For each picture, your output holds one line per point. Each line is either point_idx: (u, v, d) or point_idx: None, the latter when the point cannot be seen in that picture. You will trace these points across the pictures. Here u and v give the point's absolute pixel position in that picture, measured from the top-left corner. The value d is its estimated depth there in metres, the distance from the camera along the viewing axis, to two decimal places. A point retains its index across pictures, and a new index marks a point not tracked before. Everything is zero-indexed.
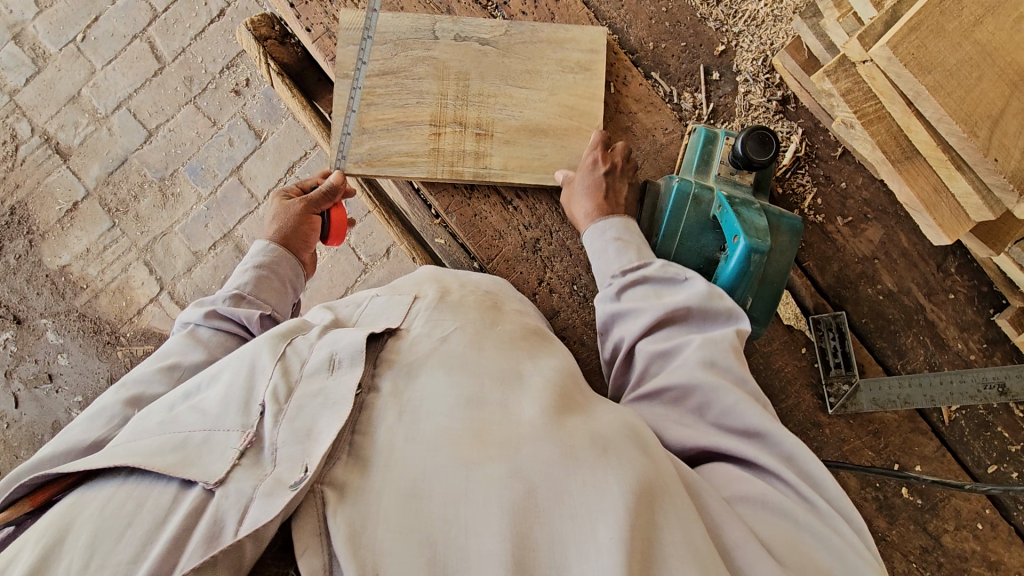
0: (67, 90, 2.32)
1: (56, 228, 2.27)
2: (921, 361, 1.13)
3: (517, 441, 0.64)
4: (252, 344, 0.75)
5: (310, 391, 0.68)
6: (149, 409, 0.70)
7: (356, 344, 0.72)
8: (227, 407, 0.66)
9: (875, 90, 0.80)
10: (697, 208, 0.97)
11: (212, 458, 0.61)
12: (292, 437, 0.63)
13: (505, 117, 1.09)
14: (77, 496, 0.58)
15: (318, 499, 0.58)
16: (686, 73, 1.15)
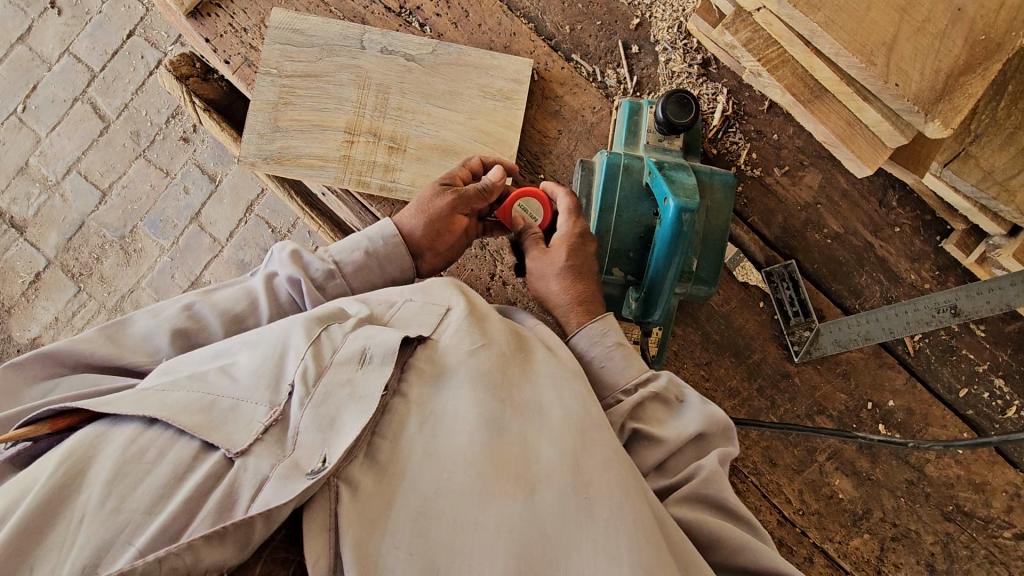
0: (15, 163, 2.31)
1: (23, 302, 2.25)
2: (878, 297, 1.15)
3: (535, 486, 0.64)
4: (290, 320, 0.74)
5: (339, 380, 0.68)
6: (180, 361, 0.72)
7: (388, 342, 0.70)
8: (259, 378, 0.67)
9: (774, 35, 0.81)
10: (629, 177, 0.98)
11: (236, 426, 0.62)
12: (315, 424, 0.64)
13: (420, 133, 1.10)
14: (100, 432, 0.59)
15: (331, 495, 0.60)
16: (606, 51, 1.17)
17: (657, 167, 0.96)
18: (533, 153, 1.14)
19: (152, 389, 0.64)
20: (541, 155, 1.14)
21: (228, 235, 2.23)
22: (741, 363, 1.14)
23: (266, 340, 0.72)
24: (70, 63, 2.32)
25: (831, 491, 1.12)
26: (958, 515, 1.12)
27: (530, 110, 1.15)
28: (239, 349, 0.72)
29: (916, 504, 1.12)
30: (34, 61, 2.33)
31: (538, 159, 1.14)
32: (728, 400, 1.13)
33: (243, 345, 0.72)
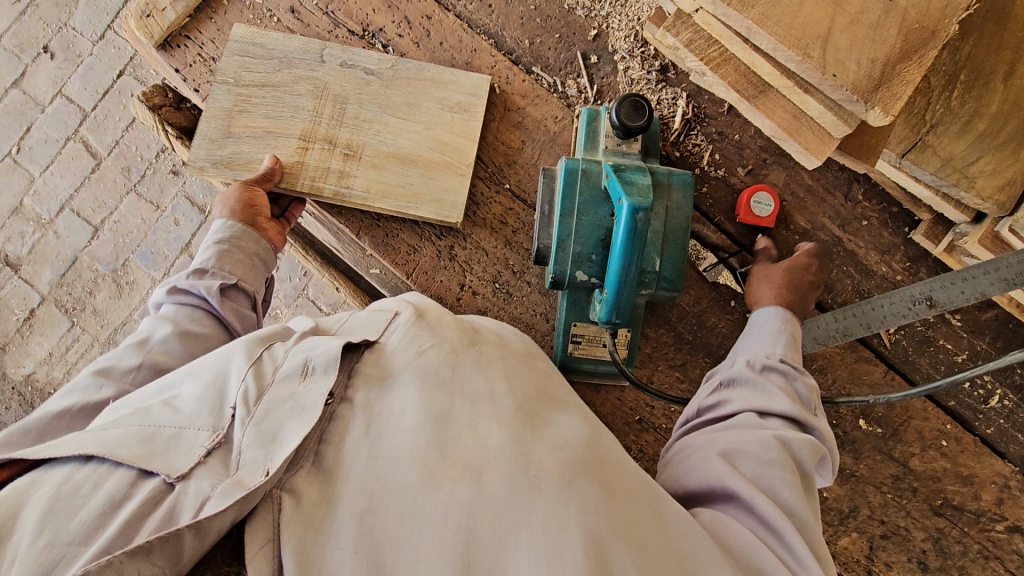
0: (9, 203, 2.36)
1: (17, 339, 2.28)
2: (850, 291, 1.15)
3: (481, 468, 0.62)
4: (230, 347, 0.75)
5: (281, 395, 0.66)
6: (125, 401, 0.70)
7: (330, 352, 0.70)
8: (200, 406, 0.66)
9: (714, 35, 0.83)
10: (588, 181, 0.99)
11: (178, 453, 0.60)
12: (258, 440, 0.62)
13: (376, 142, 1.12)
14: (34, 476, 0.56)
15: (274, 504, 0.58)
16: (565, 62, 1.19)
17: (614, 169, 0.96)
18: (498, 164, 1.16)
19: (90, 428, 0.62)
20: (506, 166, 1.16)
21: None
22: (716, 363, 1.13)
23: (207, 368, 0.71)
24: (62, 105, 2.39)
25: None
26: (947, 510, 1.10)
27: (492, 123, 1.17)
28: (182, 381, 0.71)
29: (904, 499, 1.10)
30: (27, 104, 2.40)
31: (503, 170, 1.16)
32: None
33: (186, 377, 0.71)
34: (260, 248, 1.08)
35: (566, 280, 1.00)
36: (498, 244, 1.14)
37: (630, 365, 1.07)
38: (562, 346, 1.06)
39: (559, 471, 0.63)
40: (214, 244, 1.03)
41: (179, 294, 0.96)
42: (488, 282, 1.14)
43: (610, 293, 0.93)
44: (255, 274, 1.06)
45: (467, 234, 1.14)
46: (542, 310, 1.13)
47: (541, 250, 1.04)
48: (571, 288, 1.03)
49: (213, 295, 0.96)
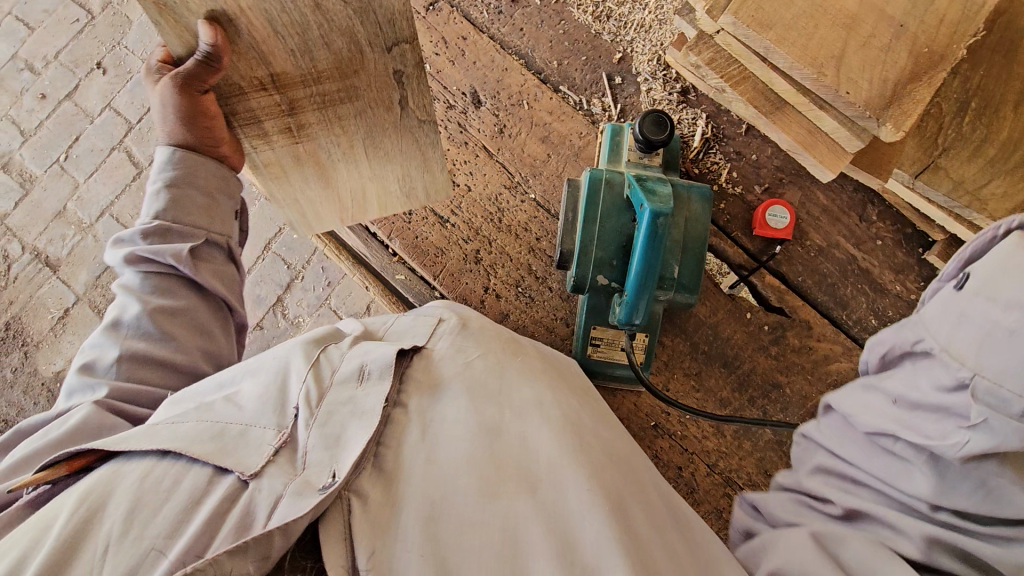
0: (53, 207, 2.48)
1: (49, 337, 2.36)
2: (864, 309, 1.17)
3: (535, 483, 0.61)
4: (287, 347, 0.73)
5: (341, 398, 0.64)
6: (185, 394, 0.69)
7: (387, 356, 0.68)
8: (263, 403, 0.64)
9: (735, 55, 0.89)
10: (610, 190, 1.04)
11: (247, 450, 0.60)
12: (322, 441, 0.61)
13: (338, 163, 1.00)
14: (116, 467, 0.56)
15: (344, 505, 0.57)
16: (590, 83, 1.25)
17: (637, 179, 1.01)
18: (525, 175, 1.22)
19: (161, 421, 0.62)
20: (532, 177, 1.22)
21: None
22: (731, 374, 1.16)
23: (267, 366, 0.70)
24: (110, 117, 2.53)
25: None
26: None
27: (520, 136, 1.24)
28: (241, 376, 0.70)
29: None
30: (78, 115, 2.55)
31: (529, 181, 1.22)
32: (719, 410, 1.15)
33: (245, 373, 0.70)
34: (217, 178, 0.89)
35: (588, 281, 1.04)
36: (522, 250, 1.19)
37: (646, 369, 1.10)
38: (582, 349, 1.10)
39: (609, 491, 0.62)
40: (163, 188, 0.86)
41: (142, 264, 0.84)
42: (511, 286, 1.18)
43: (631, 295, 0.97)
44: (220, 220, 0.91)
45: (493, 240, 1.20)
46: (562, 315, 1.17)
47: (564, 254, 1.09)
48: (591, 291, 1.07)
49: (182, 264, 0.84)
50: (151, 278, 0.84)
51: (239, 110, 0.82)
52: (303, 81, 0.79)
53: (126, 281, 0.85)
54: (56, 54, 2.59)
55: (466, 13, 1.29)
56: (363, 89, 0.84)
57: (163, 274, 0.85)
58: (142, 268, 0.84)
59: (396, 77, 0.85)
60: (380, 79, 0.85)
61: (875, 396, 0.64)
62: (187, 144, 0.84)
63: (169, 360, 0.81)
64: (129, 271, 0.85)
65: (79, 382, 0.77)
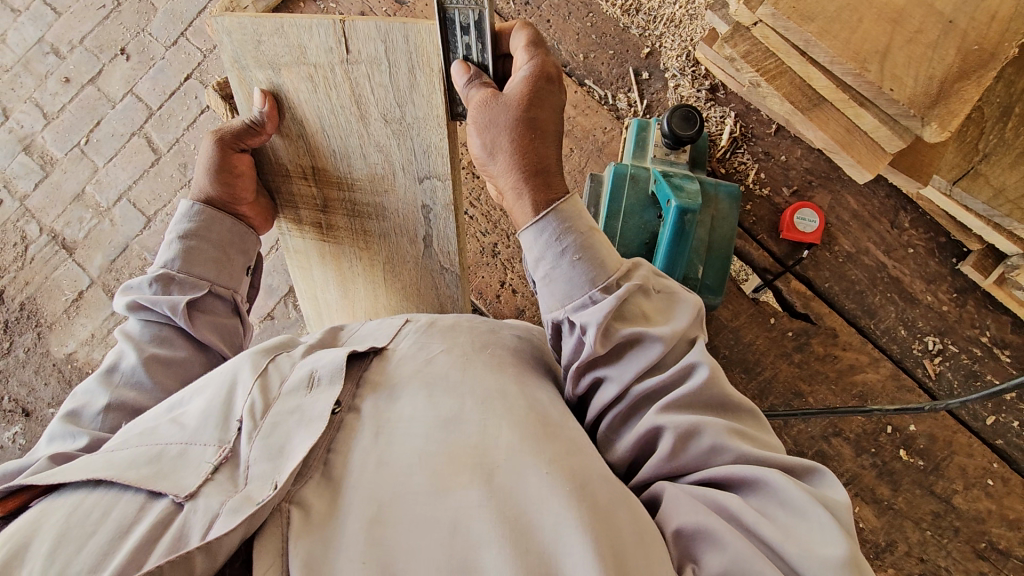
0: (72, 189, 2.50)
1: (63, 319, 2.37)
2: (893, 318, 1.13)
3: (490, 472, 0.53)
4: (237, 358, 0.67)
5: (287, 407, 0.59)
6: (132, 422, 0.64)
7: (336, 361, 0.62)
8: (205, 420, 0.59)
9: (772, 48, 0.86)
10: (635, 186, 1.01)
11: (185, 471, 0.54)
12: (265, 454, 0.55)
13: (351, 258, 1.03)
14: (45, 505, 0.51)
15: (283, 518, 0.51)
16: (617, 77, 1.23)
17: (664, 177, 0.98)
18: None
19: (99, 452, 0.57)
20: None
21: None
22: (751, 380, 1.12)
23: (214, 381, 0.64)
24: (131, 103, 2.54)
25: None
26: (992, 554, 1.04)
27: None
28: (189, 397, 0.64)
29: (944, 538, 1.05)
30: (100, 99, 2.56)
31: None
32: None
33: (191, 392, 0.64)
34: (236, 237, 0.87)
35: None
36: None
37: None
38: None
39: (575, 471, 0.54)
40: (176, 238, 0.83)
41: (143, 311, 0.79)
42: (528, 281, 1.16)
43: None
44: (230, 274, 0.87)
45: (511, 233, 1.17)
46: None
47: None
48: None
49: (179, 316, 0.78)
50: (150, 328, 0.79)
51: (283, 191, 0.95)
52: (340, 184, 0.93)
53: (126, 329, 0.80)
54: (81, 38, 2.61)
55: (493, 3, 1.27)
56: (390, 211, 0.94)
57: (163, 323, 0.80)
58: (143, 315, 0.79)
59: (425, 211, 0.94)
60: (408, 214, 0.95)
61: (609, 385, 0.62)
62: (210, 201, 0.86)
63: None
64: (131, 318, 0.80)
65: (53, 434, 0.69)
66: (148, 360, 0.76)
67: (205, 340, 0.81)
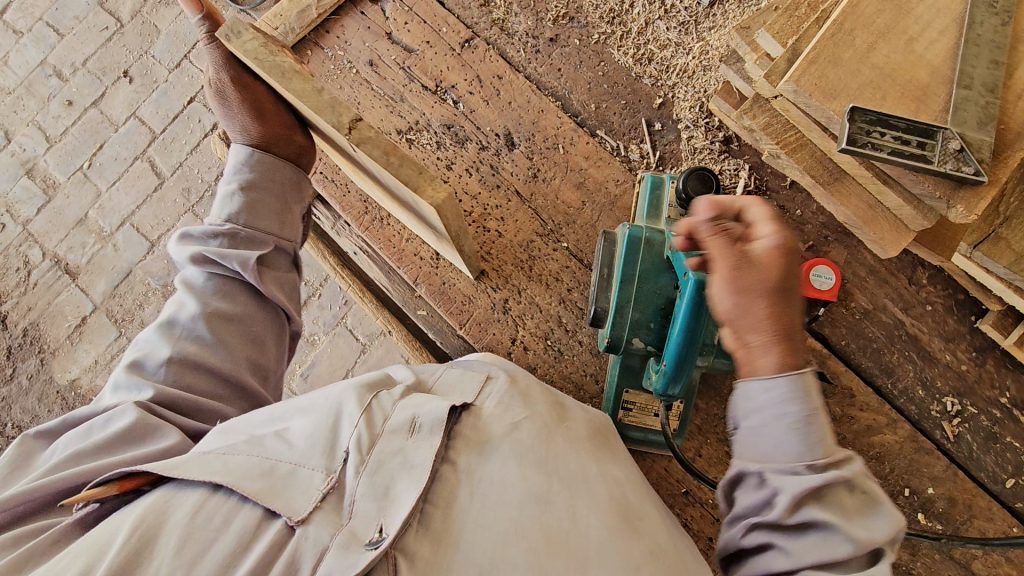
0: (75, 214, 2.53)
1: (66, 345, 2.41)
2: (911, 377, 1.11)
3: (586, 560, 0.60)
4: (341, 389, 0.74)
5: (392, 448, 0.66)
6: (243, 419, 0.73)
7: (437, 410, 0.69)
8: (315, 445, 0.67)
9: (792, 121, 0.85)
10: (650, 250, 0.99)
11: (297, 492, 0.62)
12: (370, 491, 0.63)
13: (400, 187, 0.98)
14: (171, 493, 0.61)
15: (391, 564, 0.58)
16: (629, 128, 1.21)
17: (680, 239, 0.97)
18: (558, 222, 1.18)
19: (215, 451, 0.65)
20: (565, 225, 1.17)
21: None
22: None
23: (321, 407, 0.71)
24: (134, 126, 2.57)
25: None
26: None
27: (554, 182, 1.19)
28: (293, 415, 0.72)
29: None
30: (103, 123, 2.58)
31: (561, 229, 1.17)
32: None
33: (296, 412, 0.72)
34: (290, 187, 1.05)
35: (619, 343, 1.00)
36: (553, 302, 1.15)
37: (678, 437, 1.05)
38: (612, 409, 1.06)
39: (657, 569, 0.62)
40: (238, 193, 0.98)
41: (207, 264, 0.93)
42: (540, 338, 1.14)
43: (671, 365, 0.92)
44: (286, 226, 1.03)
45: (522, 289, 1.16)
46: (592, 370, 1.12)
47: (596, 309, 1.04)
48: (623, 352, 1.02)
49: (247, 271, 0.93)
50: (213, 281, 0.92)
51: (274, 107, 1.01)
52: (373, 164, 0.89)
53: (187, 280, 0.93)
54: (83, 61, 2.62)
55: (502, 51, 1.25)
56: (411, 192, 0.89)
57: (225, 276, 0.93)
58: (209, 269, 0.93)
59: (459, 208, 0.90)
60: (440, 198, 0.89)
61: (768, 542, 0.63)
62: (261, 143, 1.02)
63: (217, 367, 0.87)
64: (191, 268, 0.93)
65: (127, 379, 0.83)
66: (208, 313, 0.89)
67: (267, 294, 0.95)
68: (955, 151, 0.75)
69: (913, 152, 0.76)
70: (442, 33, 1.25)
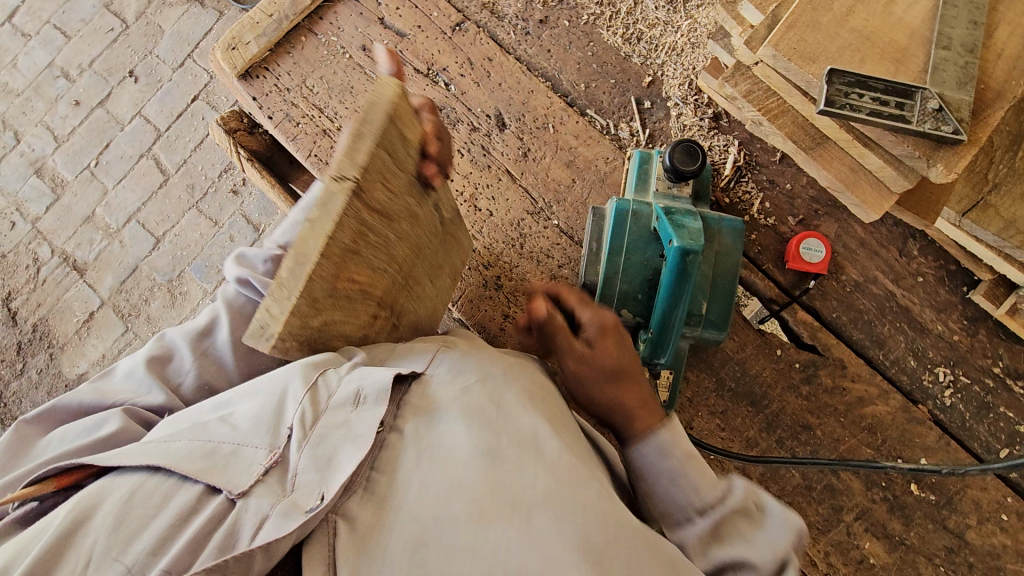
0: (82, 212, 2.57)
1: (74, 340, 2.46)
2: (903, 348, 1.11)
3: (528, 511, 0.62)
4: (285, 367, 0.74)
5: (336, 421, 0.67)
6: (188, 411, 0.74)
7: (380, 381, 0.69)
8: (258, 424, 0.67)
9: (773, 87, 0.86)
10: (638, 222, 1.00)
11: (239, 470, 0.63)
12: (313, 465, 0.64)
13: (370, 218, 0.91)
14: (109, 480, 0.62)
15: (331, 528, 0.61)
16: (619, 107, 1.22)
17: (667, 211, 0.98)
18: (549, 199, 1.19)
19: (155, 439, 0.66)
20: (555, 202, 1.19)
21: None
22: (759, 413, 1.10)
23: (265, 390, 0.71)
24: (139, 125, 2.61)
25: (861, 556, 1.05)
26: None
27: (545, 161, 1.20)
28: (238, 400, 0.73)
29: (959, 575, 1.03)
30: (109, 122, 2.63)
31: (552, 206, 1.19)
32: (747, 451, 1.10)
33: (242, 396, 0.73)
34: None
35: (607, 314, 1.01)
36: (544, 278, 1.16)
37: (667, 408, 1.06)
38: None
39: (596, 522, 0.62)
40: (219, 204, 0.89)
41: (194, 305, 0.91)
42: None
43: (658, 333, 0.94)
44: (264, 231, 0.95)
45: (513, 266, 1.17)
46: None
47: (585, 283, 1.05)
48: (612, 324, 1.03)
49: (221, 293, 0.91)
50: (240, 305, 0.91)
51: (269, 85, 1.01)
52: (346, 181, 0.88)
53: (225, 292, 0.92)
54: (90, 62, 2.67)
55: (493, 33, 1.27)
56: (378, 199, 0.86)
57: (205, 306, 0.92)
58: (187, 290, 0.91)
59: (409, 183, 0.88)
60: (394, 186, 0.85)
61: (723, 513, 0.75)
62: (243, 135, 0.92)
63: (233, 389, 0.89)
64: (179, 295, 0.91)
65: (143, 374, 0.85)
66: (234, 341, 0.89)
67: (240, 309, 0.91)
68: (930, 111, 0.75)
69: (892, 113, 0.76)
70: (434, 17, 1.27)
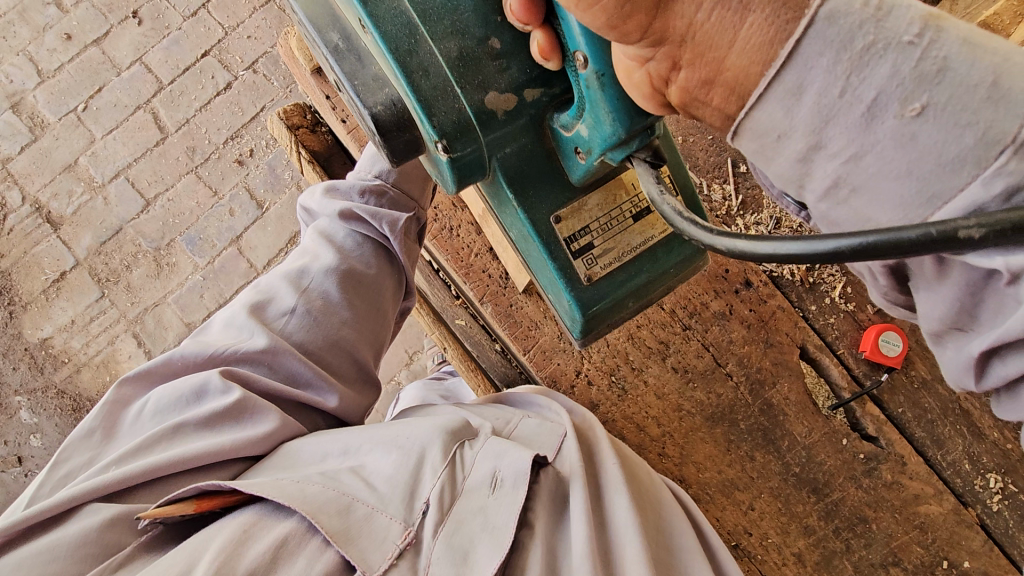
0: (63, 159, 2.33)
1: (40, 300, 2.23)
2: (961, 451, 1.12)
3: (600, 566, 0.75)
4: (426, 430, 0.83)
5: (473, 508, 0.75)
6: (314, 439, 0.84)
7: (516, 466, 0.78)
8: (394, 493, 0.75)
9: None
10: None
11: (374, 544, 0.70)
12: (450, 557, 0.70)
13: None
14: (255, 518, 0.70)
15: None
16: (714, 166, 1.30)
17: None
18: None
19: (290, 478, 0.75)
20: None
21: (265, 262, 2.25)
22: (819, 500, 1.11)
23: (405, 447, 0.80)
24: (139, 72, 2.38)
25: None
26: None
27: None
28: (367, 451, 0.82)
29: None
30: (105, 64, 2.38)
31: None
32: (802, 537, 1.10)
33: (371, 447, 0.82)
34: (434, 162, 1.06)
35: (485, 105, 0.67)
36: (618, 337, 1.18)
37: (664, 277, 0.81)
38: (570, 155, 0.72)
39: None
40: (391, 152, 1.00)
41: (353, 220, 0.98)
42: (604, 374, 1.17)
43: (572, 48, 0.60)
44: (426, 195, 1.05)
45: None
46: (654, 414, 1.15)
47: (368, 77, 0.73)
48: (468, 146, 0.70)
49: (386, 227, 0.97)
50: (355, 237, 0.98)
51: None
52: None
53: (326, 232, 0.98)
54: None
55: None
56: None
57: (366, 236, 0.99)
58: (350, 222, 0.98)
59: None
60: None
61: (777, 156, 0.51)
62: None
63: (338, 329, 0.92)
64: (336, 222, 0.98)
65: (246, 321, 0.89)
66: (340, 270, 0.95)
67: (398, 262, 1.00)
68: None
69: None
70: None
